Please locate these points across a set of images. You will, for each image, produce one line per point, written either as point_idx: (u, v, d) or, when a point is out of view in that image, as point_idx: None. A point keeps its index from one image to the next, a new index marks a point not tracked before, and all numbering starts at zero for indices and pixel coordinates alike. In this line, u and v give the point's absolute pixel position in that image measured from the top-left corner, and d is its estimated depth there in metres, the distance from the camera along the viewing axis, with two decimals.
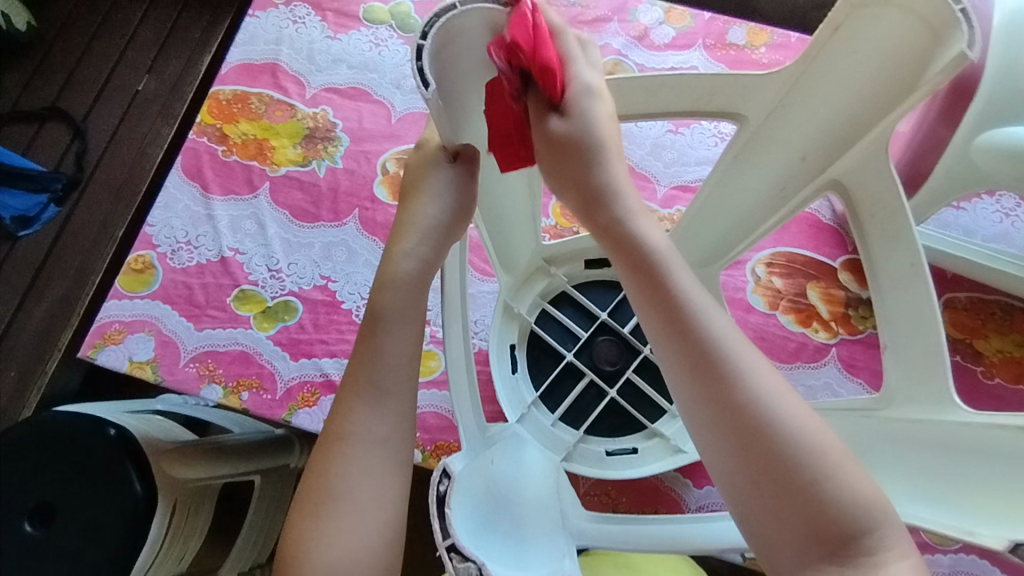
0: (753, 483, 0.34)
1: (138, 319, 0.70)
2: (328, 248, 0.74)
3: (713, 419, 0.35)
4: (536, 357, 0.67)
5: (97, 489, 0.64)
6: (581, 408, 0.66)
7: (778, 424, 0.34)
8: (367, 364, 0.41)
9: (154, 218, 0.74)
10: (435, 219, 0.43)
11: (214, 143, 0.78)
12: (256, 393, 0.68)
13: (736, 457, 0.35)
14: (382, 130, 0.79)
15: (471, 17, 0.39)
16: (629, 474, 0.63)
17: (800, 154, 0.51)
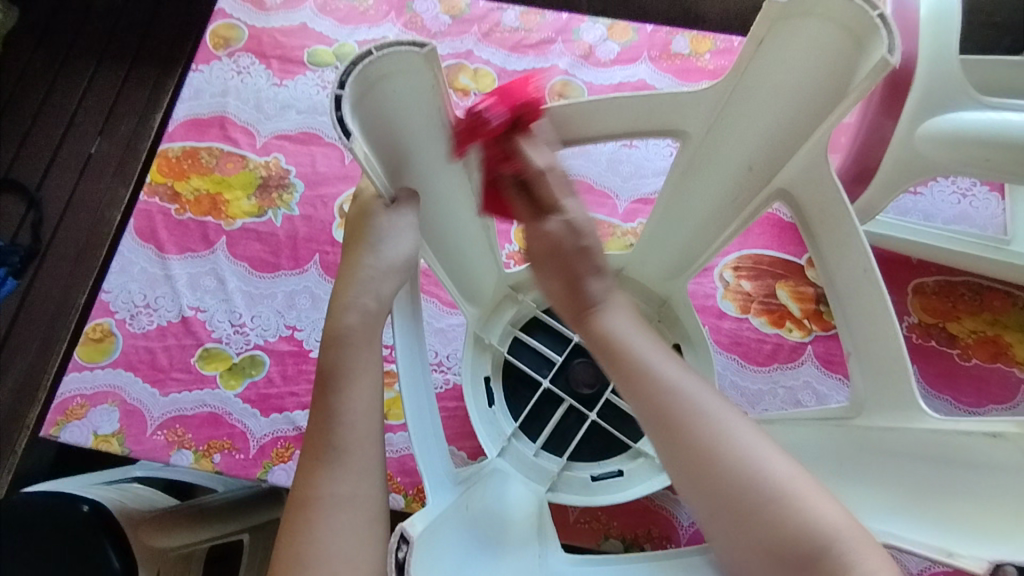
0: (729, 518, 0.41)
1: (101, 391, 0.68)
2: (292, 297, 0.73)
3: (685, 464, 0.43)
4: (512, 388, 0.66)
5: (82, 563, 0.70)
6: (563, 434, 0.64)
7: (737, 461, 0.41)
8: (328, 426, 0.41)
9: (110, 284, 0.73)
10: (378, 267, 0.42)
11: (166, 202, 0.76)
12: (228, 454, 0.66)
13: (709, 497, 0.42)
14: (336, 172, 0.79)
15: (388, 61, 0.39)
16: (617, 498, 0.60)
17: (747, 163, 0.51)
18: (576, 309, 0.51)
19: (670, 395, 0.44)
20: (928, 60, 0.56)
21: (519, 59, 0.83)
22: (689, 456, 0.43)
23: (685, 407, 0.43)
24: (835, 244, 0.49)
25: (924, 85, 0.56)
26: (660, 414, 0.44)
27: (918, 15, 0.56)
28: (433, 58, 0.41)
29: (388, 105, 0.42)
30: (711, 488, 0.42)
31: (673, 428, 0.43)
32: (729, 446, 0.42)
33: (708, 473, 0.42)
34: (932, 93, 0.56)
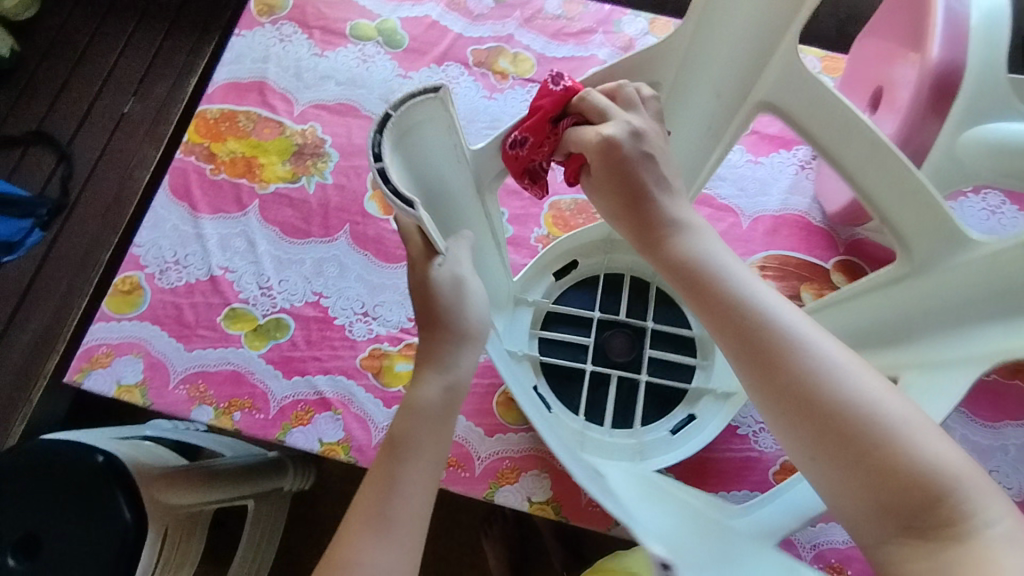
0: (818, 457, 0.36)
1: (126, 341, 0.69)
2: (320, 264, 0.73)
3: (771, 398, 0.38)
4: (561, 385, 0.65)
5: (93, 513, 0.70)
6: (624, 406, 0.65)
7: (834, 391, 0.36)
8: (385, 495, 0.44)
9: (142, 239, 0.73)
10: (453, 348, 0.48)
11: (202, 162, 0.77)
12: (249, 413, 0.67)
13: (801, 436, 0.37)
14: None
15: (412, 114, 0.44)
16: (704, 440, 0.62)
17: (716, 92, 0.54)
18: (647, 232, 0.46)
19: (754, 319, 0.39)
20: (977, 67, 0.56)
21: (559, 46, 0.84)
22: (780, 393, 0.37)
23: (776, 332, 0.38)
24: (885, 184, 0.49)
25: (970, 92, 0.56)
26: (747, 340, 0.39)
27: (968, 23, 0.57)
28: (448, 101, 0.45)
29: (415, 156, 0.46)
30: (812, 424, 0.36)
31: (765, 355, 0.38)
32: (824, 370, 0.37)
33: (813, 409, 0.36)
34: (976, 102, 0.56)
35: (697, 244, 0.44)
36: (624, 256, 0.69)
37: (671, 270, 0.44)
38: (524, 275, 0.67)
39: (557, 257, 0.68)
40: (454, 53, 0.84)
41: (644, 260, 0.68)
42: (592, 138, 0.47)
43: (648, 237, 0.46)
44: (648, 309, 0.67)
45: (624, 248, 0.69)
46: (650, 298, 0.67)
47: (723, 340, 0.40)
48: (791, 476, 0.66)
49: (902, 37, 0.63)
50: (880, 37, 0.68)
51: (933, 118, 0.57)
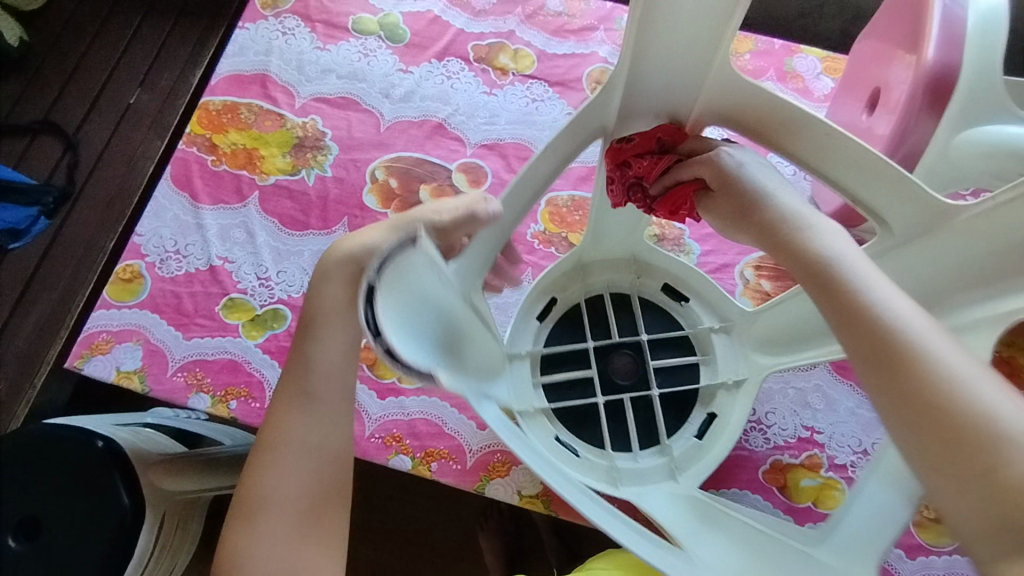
0: (932, 460, 0.32)
1: (126, 329, 0.70)
2: (318, 256, 0.74)
3: (885, 388, 0.34)
4: (578, 422, 0.65)
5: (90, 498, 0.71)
6: (646, 425, 0.65)
7: (961, 392, 0.32)
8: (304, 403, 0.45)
9: (143, 228, 0.74)
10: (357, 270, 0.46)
11: (203, 153, 0.78)
12: (245, 402, 0.68)
13: (913, 430, 0.33)
14: (371, 139, 0.80)
15: (402, 259, 0.37)
16: (728, 442, 0.63)
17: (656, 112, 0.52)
18: (771, 232, 0.45)
19: (880, 307, 0.36)
20: (973, 69, 0.56)
21: (560, 43, 0.84)
22: (900, 383, 0.33)
23: (902, 324, 0.35)
24: (854, 173, 0.48)
25: (966, 94, 0.56)
26: (868, 328, 0.36)
27: (964, 26, 0.57)
28: (433, 249, 0.40)
29: (419, 297, 0.39)
30: (935, 427, 0.32)
31: (888, 347, 0.35)
32: (951, 371, 0.33)
33: (938, 414, 0.32)
34: (971, 105, 0.56)
35: (827, 239, 0.42)
36: (602, 275, 0.69)
37: (798, 267, 0.42)
38: (508, 335, 0.66)
39: (536, 298, 0.67)
40: (455, 48, 0.84)
41: (620, 275, 0.70)
42: (722, 160, 0.49)
43: (771, 231, 0.45)
44: (636, 317, 0.67)
45: (599, 267, 0.69)
46: (634, 306, 0.68)
47: (839, 326, 0.37)
48: (781, 476, 0.67)
49: (902, 39, 0.63)
50: (879, 39, 0.68)
51: (928, 119, 0.57)
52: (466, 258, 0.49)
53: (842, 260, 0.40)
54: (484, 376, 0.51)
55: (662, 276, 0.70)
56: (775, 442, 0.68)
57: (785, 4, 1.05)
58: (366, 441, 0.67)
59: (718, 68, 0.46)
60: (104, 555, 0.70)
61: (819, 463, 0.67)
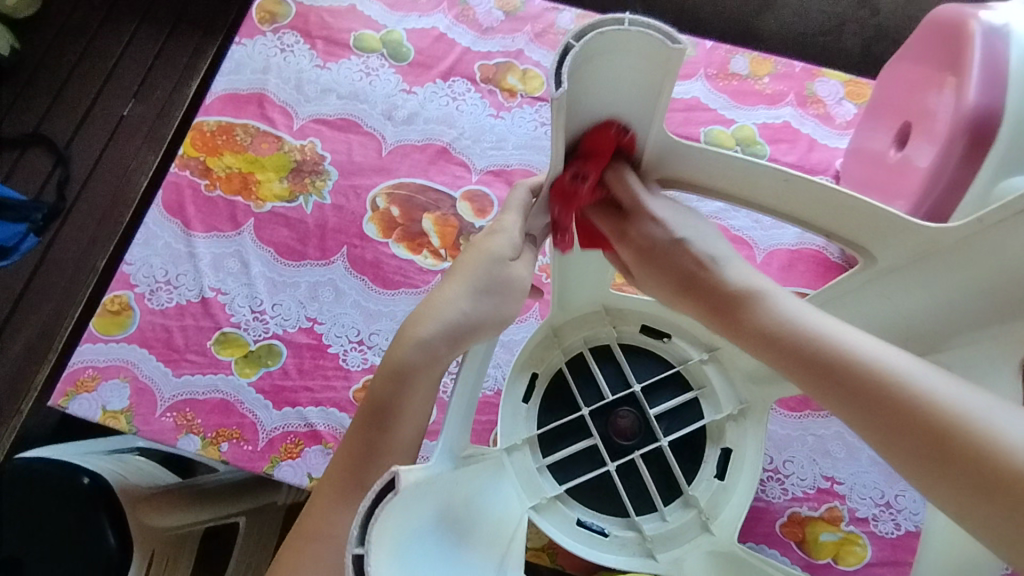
0: (971, 498, 0.34)
1: (113, 365, 0.67)
2: (315, 288, 0.71)
3: (896, 441, 0.36)
4: (598, 495, 0.63)
5: (77, 538, 0.68)
6: (663, 477, 0.64)
7: (960, 421, 0.35)
8: (364, 464, 0.44)
9: (133, 257, 0.71)
10: (458, 314, 0.43)
11: (197, 177, 0.74)
12: (237, 444, 0.64)
13: (936, 476, 0.35)
14: (372, 163, 0.76)
15: (390, 512, 0.31)
16: (751, 479, 0.62)
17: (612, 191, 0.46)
18: (714, 298, 0.45)
19: (853, 361, 0.38)
20: (1017, 111, 0.52)
21: None
22: (909, 433, 0.36)
23: (881, 370, 0.37)
24: (821, 212, 0.44)
25: (1010, 137, 0.52)
26: (863, 393, 0.37)
27: (1008, 65, 0.53)
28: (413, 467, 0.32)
29: (410, 527, 0.33)
30: (959, 480, 0.34)
31: (886, 409, 0.37)
32: (943, 401, 0.36)
33: (958, 459, 0.34)
34: (1016, 149, 0.52)
35: (772, 305, 0.42)
36: (576, 335, 0.66)
37: (752, 334, 0.42)
38: (500, 430, 0.61)
39: (520, 381, 0.63)
40: (461, 67, 0.80)
41: (595, 329, 0.67)
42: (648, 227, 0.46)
43: (722, 299, 0.44)
44: (621, 366, 0.65)
45: (571, 328, 0.67)
46: (620, 356, 0.66)
47: (828, 401, 0.39)
48: (799, 530, 0.64)
49: (939, 69, 0.59)
50: (912, 67, 0.64)
51: (967, 164, 0.54)
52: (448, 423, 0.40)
53: (791, 316, 0.41)
54: (492, 497, 0.48)
55: (637, 319, 0.67)
56: (792, 493, 0.65)
57: (803, 21, 1.02)
58: None
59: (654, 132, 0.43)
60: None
61: (839, 516, 0.64)
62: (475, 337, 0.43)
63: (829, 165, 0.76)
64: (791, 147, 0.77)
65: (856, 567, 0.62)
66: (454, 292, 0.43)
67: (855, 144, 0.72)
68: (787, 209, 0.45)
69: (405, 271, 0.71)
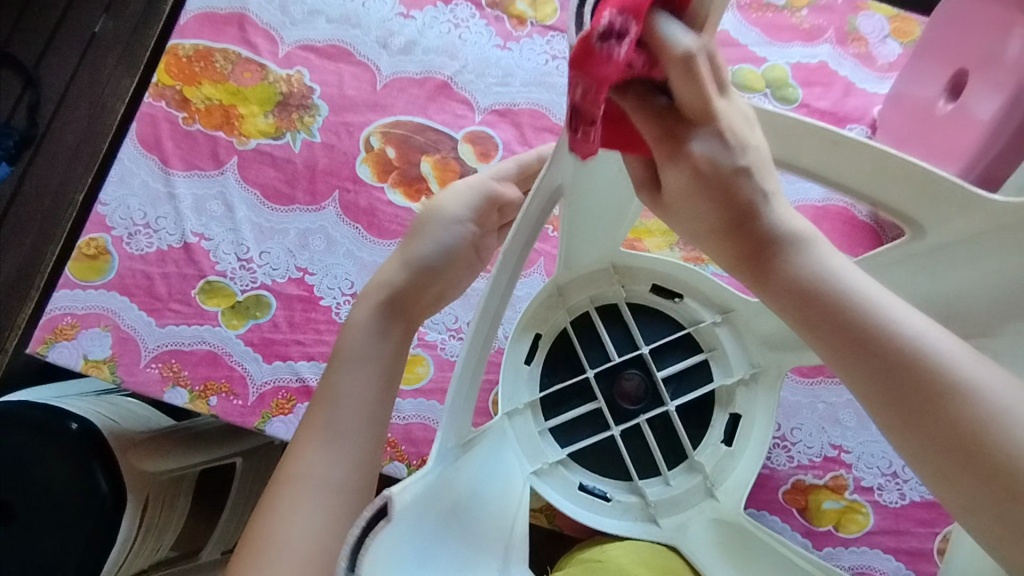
0: (1005, 512, 0.29)
1: (92, 313, 0.63)
2: (305, 235, 0.66)
3: (931, 437, 0.30)
4: (602, 460, 0.61)
5: (68, 484, 0.66)
6: (669, 441, 0.61)
7: (1007, 422, 0.30)
8: (332, 407, 0.45)
9: (108, 196, 0.66)
10: (428, 256, 0.49)
11: (173, 109, 0.68)
12: (226, 398, 0.62)
13: (971, 480, 0.30)
14: (365, 98, 0.69)
15: (385, 531, 0.31)
16: (760, 446, 0.59)
17: None
18: (750, 246, 0.35)
19: (899, 336, 0.31)
20: None
21: None
22: (945, 432, 0.30)
23: (929, 350, 0.31)
24: (871, 176, 0.39)
25: None
26: (904, 389, 0.31)
27: None
28: (401, 488, 0.32)
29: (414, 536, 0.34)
30: (997, 489, 0.29)
31: (929, 412, 0.30)
32: (993, 396, 0.30)
33: (1003, 484, 0.29)
34: None
35: (818, 261, 0.34)
36: (583, 294, 0.62)
37: (785, 296, 0.34)
38: (500, 392, 0.59)
39: (521, 345, 0.61)
40: None
41: (602, 288, 0.63)
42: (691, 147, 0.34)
43: (755, 252, 0.35)
44: (630, 328, 0.62)
45: (576, 287, 0.62)
46: (628, 318, 0.62)
47: (860, 380, 0.32)
48: (803, 497, 0.62)
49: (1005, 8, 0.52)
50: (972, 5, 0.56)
51: None
52: (455, 413, 0.39)
53: (834, 278, 0.33)
54: (493, 472, 0.49)
55: (648, 278, 0.63)
56: (798, 461, 0.63)
57: None
58: None
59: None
60: (86, 542, 0.65)
61: (844, 484, 0.62)
62: (432, 272, 0.50)
63: (866, 112, 0.69)
64: (825, 91, 0.70)
65: (857, 535, 0.61)
66: (423, 249, 0.49)
67: (897, 89, 0.65)
68: (833, 171, 0.39)
69: (402, 220, 0.67)
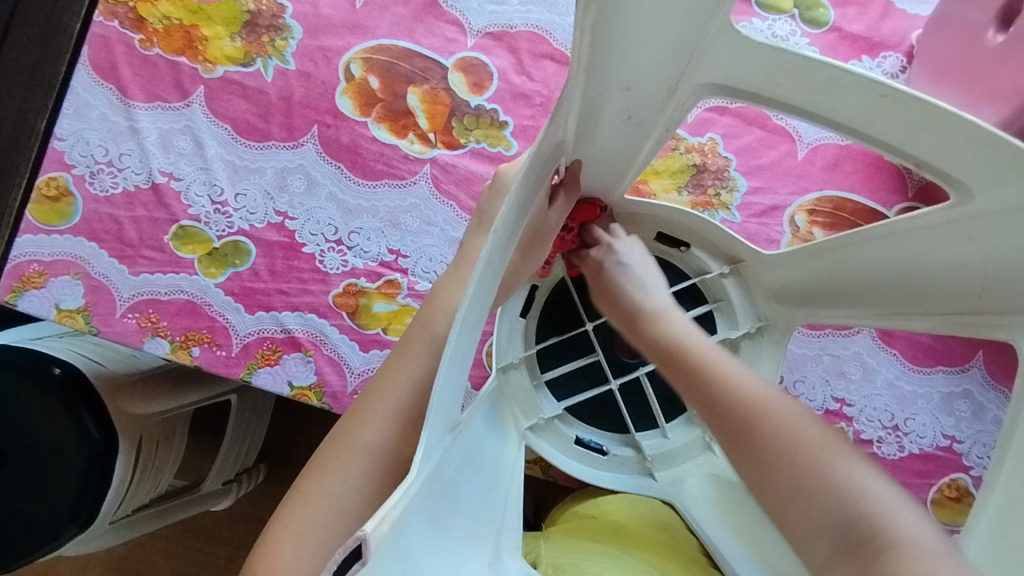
0: (766, 482, 0.37)
1: (60, 260, 0.58)
2: (283, 175, 0.61)
3: (721, 430, 0.40)
4: (599, 412, 0.60)
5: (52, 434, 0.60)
6: (668, 394, 0.60)
7: (775, 418, 0.38)
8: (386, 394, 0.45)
9: (64, 130, 0.60)
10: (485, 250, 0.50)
11: (128, 29, 0.62)
12: (209, 349, 0.58)
13: (740, 457, 0.38)
14: (344, 19, 0.63)
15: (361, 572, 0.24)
16: None
17: (625, 85, 0.35)
18: (624, 303, 0.49)
19: (711, 357, 0.42)
20: None
21: None
22: (729, 423, 0.39)
23: (727, 370, 0.41)
24: (916, 132, 0.35)
25: None
26: (733, 416, 0.39)
27: None
28: (381, 518, 0.25)
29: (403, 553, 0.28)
30: (758, 462, 0.37)
31: (752, 434, 0.38)
32: (769, 401, 0.39)
33: (808, 495, 0.35)
34: None
35: (676, 322, 0.46)
36: None
37: (640, 336, 0.47)
38: (495, 345, 0.56)
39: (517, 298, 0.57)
40: None
41: None
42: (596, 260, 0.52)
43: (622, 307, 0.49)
44: None
45: None
46: None
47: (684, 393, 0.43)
48: None
49: None
50: None
51: None
52: (446, 399, 0.34)
53: (673, 323, 0.46)
54: (483, 445, 0.45)
55: (654, 225, 0.58)
56: None
57: None
58: (348, 399, 0.58)
59: (714, 32, 0.31)
60: (80, 486, 0.60)
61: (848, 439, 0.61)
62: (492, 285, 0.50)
63: (903, 38, 0.62)
64: (860, 12, 0.63)
65: None
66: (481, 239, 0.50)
67: (942, 10, 0.58)
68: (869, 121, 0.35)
69: (388, 158, 0.61)
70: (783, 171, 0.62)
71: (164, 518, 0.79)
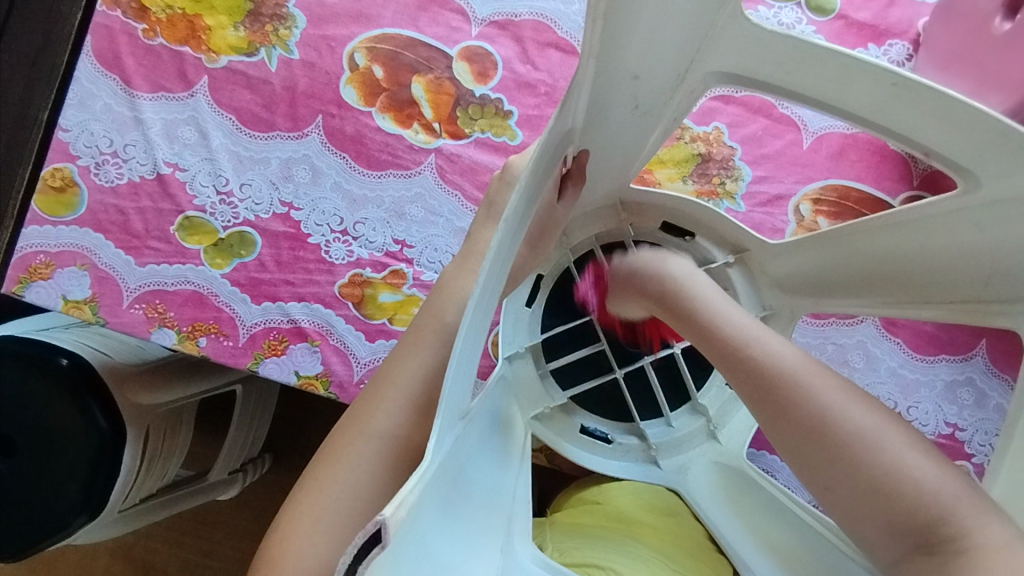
0: (826, 481, 0.40)
1: (66, 251, 0.58)
2: (288, 166, 0.61)
3: (781, 429, 0.42)
4: (604, 399, 0.61)
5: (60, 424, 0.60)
6: (671, 382, 0.62)
7: (833, 416, 0.40)
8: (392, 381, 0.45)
9: (69, 121, 0.60)
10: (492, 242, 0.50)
11: (130, 19, 0.61)
12: (216, 339, 0.58)
13: (801, 456, 0.41)
14: (347, 7, 0.63)
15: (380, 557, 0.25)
16: None
17: (633, 73, 0.35)
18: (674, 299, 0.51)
19: (766, 357, 0.44)
20: None
21: None
22: (789, 425, 0.41)
23: (782, 369, 0.43)
24: (925, 120, 0.35)
25: None
26: (795, 418, 0.41)
27: None
28: (399, 503, 0.26)
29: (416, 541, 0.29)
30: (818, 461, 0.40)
31: (815, 435, 0.40)
32: (824, 399, 0.41)
33: (872, 496, 0.38)
34: None
35: (728, 316, 0.48)
36: (584, 234, 0.58)
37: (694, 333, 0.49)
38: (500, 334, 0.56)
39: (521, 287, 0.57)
40: None
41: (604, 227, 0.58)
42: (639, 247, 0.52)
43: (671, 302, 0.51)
44: None
45: (578, 226, 0.57)
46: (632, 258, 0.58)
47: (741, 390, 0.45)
48: None
49: None
50: None
51: None
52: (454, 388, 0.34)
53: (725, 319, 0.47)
54: (490, 433, 0.45)
55: (658, 214, 0.58)
56: None
57: None
58: (355, 388, 0.58)
59: (724, 19, 0.31)
60: (88, 476, 0.60)
61: None
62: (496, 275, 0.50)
63: (909, 25, 0.62)
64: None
65: None
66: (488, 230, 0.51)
67: None
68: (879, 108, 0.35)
69: (393, 148, 0.61)
70: (788, 160, 0.62)
71: (170, 507, 0.79)
